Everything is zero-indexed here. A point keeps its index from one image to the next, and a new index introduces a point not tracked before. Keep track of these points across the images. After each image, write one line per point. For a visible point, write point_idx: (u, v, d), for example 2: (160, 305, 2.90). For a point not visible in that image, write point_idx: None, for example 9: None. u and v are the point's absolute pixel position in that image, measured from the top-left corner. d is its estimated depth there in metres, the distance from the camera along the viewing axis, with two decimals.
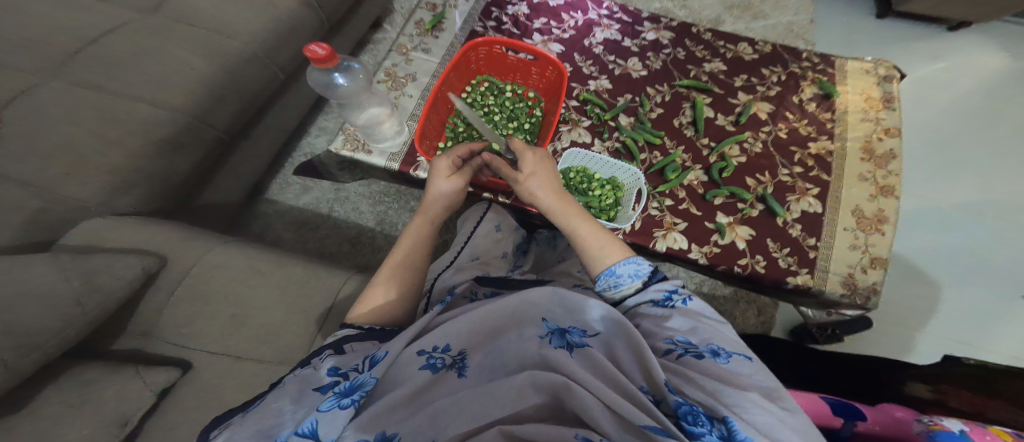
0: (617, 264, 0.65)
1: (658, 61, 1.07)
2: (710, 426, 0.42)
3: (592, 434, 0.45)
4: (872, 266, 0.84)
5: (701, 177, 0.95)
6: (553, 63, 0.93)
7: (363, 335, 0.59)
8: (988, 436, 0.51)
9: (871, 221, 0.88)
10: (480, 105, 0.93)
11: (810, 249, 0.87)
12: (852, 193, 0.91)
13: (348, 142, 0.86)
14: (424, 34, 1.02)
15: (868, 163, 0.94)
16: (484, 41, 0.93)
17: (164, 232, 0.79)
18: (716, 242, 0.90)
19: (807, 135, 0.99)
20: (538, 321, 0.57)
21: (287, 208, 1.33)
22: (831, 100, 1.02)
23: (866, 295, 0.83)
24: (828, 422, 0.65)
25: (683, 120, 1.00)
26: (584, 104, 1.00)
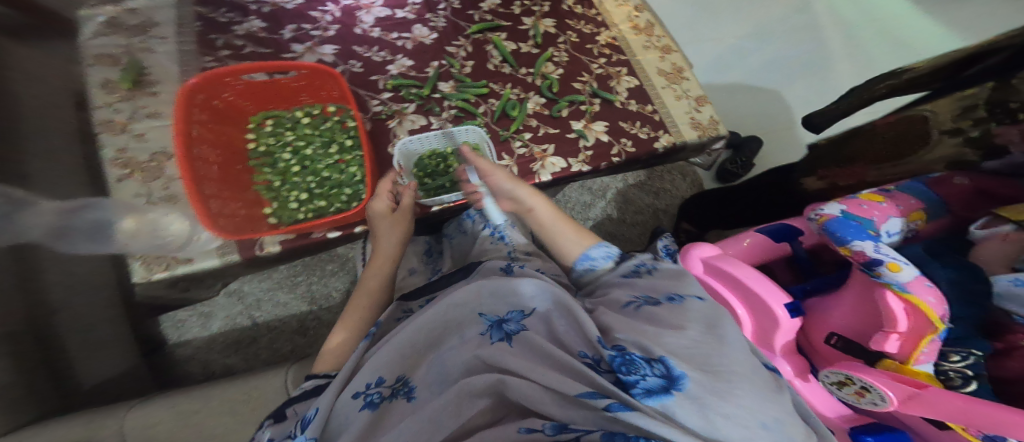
0: (590, 250, 0.68)
1: (441, 19, 1.05)
2: (646, 370, 0.41)
3: (535, 424, 0.41)
4: (702, 105, 0.96)
5: (539, 101, 0.97)
6: (321, 68, 0.85)
7: (309, 393, 0.51)
8: (864, 206, 0.64)
9: (674, 73, 1.00)
10: (281, 146, 0.87)
11: (653, 113, 0.94)
12: (647, 61, 1.02)
13: (151, 265, 0.76)
14: (133, 95, 0.90)
15: (641, 36, 1.05)
16: (207, 77, 0.79)
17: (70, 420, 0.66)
18: (585, 147, 0.92)
19: (591, 32, 1.06)
20: (475, 319, 0.53)
21: (204, 341, 1.24)
22: (587, 0, 1.11)
23: (713, 128, 0.93)
24: (780, 250, 0.79)
25: (495, 62, 1.01)
26: (397, 90, 0.97)
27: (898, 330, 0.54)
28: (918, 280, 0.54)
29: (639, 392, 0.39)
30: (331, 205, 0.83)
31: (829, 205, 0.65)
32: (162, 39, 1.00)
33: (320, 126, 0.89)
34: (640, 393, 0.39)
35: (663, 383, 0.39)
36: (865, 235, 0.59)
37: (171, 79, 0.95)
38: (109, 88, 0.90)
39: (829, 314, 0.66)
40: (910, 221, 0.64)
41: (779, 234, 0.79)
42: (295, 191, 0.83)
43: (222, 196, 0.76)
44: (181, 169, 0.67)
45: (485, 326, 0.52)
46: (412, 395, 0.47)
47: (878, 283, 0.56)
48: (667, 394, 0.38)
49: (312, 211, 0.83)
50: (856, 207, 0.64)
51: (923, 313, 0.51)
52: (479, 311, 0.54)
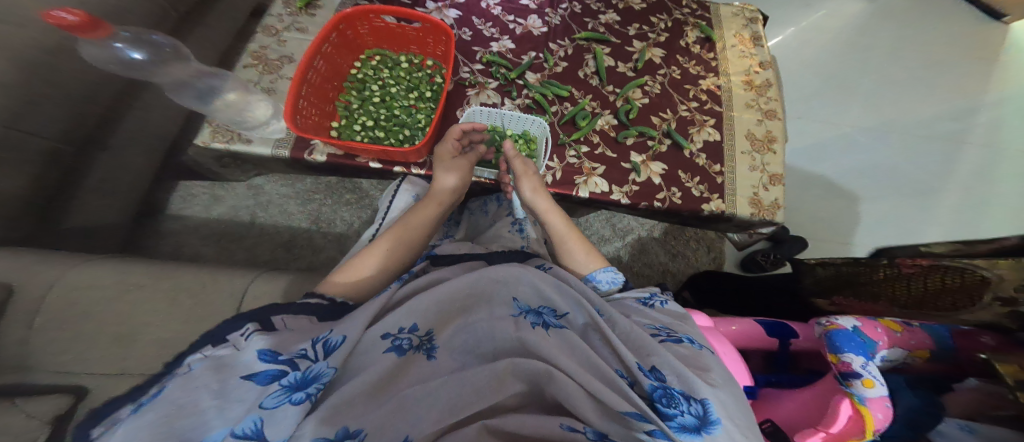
0: (598, 270, 0.72)
1: (557, 17, 1.10)
2: (685, 407, 0.48)
3: (576, 423, 0.50)
4: (773, 184, 0.94)
5: (611, 121, 0.99)
6: (443, 30, 0.88)
7: (303, 309, 0.56)
8: (878, 328, 0.59)
9: (763, 142, 0.98)
10: (374, 79, 0.89)
11: (715, 175, 0.95)
12: (743, 119, 1.01)
13: (218, 134, 0.75)
14: (298, 12, 0.92)
15: (750, 92, 1.05)
16: (356, 10, 0.85)
17: (11, 257, 0.67)
18: (634, 181, 0.93)
19: (697, 73, 1.07)
20: (508, 301, 0.60)
21: (199, 222, 1.22)
22: (711, 41, 1.11)
23: (771, 211, 0.92)
24: (767, 344, 0.75)
25: (587, 71, 1.04)
26: (489, 66, 1.00)
27: (826, 430, 0.51)
28: (881, 399, 0.50)
29: (675, 425, 0.47)
30: (387, 139, 0.85)
31: (845, 318, 0.60)
32: None
33: (413, 73, 0.91)
34: (676, 426, 0.47)
35: (697, 424, 0.46)
36: (864, 350, 0.55)
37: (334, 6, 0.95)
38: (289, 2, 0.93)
39: (780, 406, 0.61)
40: (908, 355, 0.59)
41: (774, 331, 0.75)
42: (365, 116, 0.85)
43: (310, 99, 0.79)
44: (296, 70, 0.73)
45: (518, 310, 0.60)
46: (433, 353, 0.56)
47: (843, 390, 0.54)
48: (696, 435, 0.46)
49: (369, 138, 0.84)
50: (869, 326, 0.59)
51: (861, 419, 0.49)
52: (513, 296, 0.61)
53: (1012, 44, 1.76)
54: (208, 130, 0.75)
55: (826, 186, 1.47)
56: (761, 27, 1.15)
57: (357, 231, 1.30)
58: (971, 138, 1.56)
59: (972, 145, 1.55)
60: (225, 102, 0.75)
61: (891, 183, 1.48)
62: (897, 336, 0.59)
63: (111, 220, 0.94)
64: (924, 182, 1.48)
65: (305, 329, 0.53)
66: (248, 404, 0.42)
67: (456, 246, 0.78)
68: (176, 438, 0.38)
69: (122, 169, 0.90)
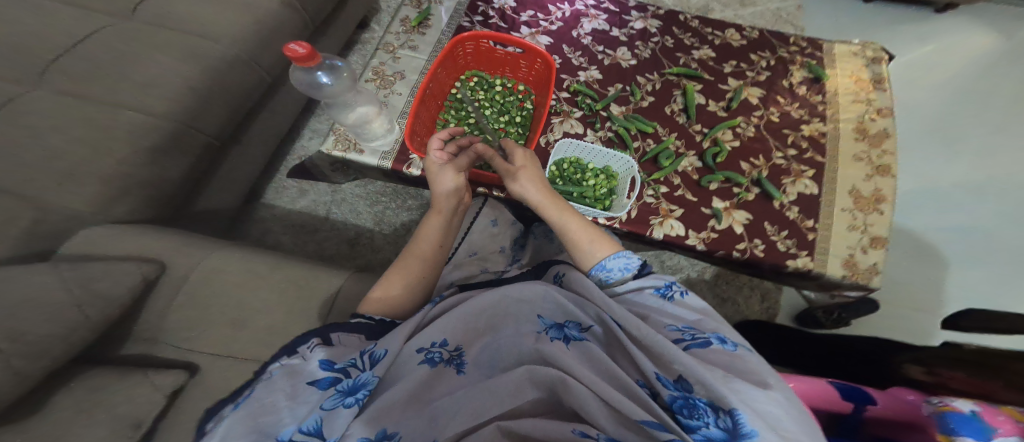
0: (608, 259, 0.66)
1: (647, 50, 1.10)
2: (710, 419, 0.44)
3: (589, 430, 0.49)
4: (872, 247, 0.87)
5: (695, 163, 0.97)
6: (541, 54, 0.91)
7: (360, 327, 0.59)
8: (1000, 417, 0.49)
9: (868, 200, 0.92)
10: (471, 100, 0.92)
11: (807, 231, 0.90)
12: (847, 173, 0.96)
13: (339, 142, 0.81)
14: (411, 31, 1.00)
15: (861, 143, 0.99)
16: (471, 34, 0.90)
17: (152, 236, 0.76)
18: (713, 228, 0.91)
19: (799, 117, 1.03)
20: (534, 319, 0.60)
21: (284, 212, 1.30)
22: (820, 82, 1.08)
23: (866, 275, 0.85)
24: (838, 407, 0.64)
25: (674, 107, 1.03)
26: (575, 95, 1.02)
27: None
28: None
29: (700, 437, 0.43)
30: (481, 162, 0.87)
31: (964, 400, 0.54)
32: None
33: (506, 97, 0.94)
34: (699, 439, 0.43)
35: (724, 437, 0.41)
36: (981, 433, 0.47)
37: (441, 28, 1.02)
38: (405, 22, 1.01)
39: None
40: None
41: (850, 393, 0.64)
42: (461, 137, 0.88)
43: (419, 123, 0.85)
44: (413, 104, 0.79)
45: (542, 327, 0.59)
46: (462, 367, 0.58)
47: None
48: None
49: None
50: (991, 414, 0.49)
51: None
52: (538, 313, 0.60)
53: None
54: (332, 139, 0.81)
55: None
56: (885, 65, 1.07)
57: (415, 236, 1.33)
58: None
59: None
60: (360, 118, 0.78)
61: None
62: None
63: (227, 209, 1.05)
64: None
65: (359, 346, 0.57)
66: (312, 406, 0.47)
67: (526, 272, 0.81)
68: (260, 432, 0.45)
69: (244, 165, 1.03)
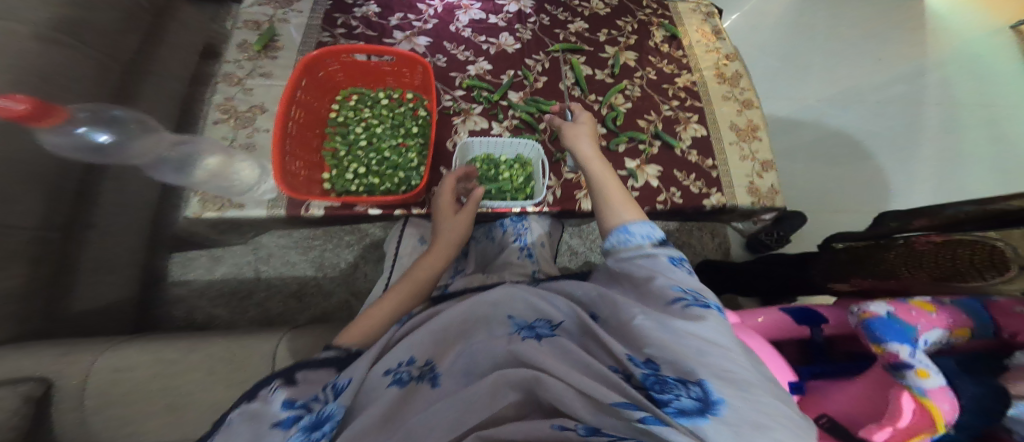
0: (635, 221, 0.58)
1: (528, 31, 1.11)
2: (681, 391, 0.39)
3: (567, 421, 0.43)
4: (765, 170, 0.95)
5: (600, 130, 0.99)
6: (416, 60, 0.88)
7: (328, 361, 0.51)
8: (913, 312, 0.51)
9: (747, 130, 1.00)
10: (356, 121, 0.88)
11: (711, 169, 0.95)
12: (722, 112, 1.02)
13: (207, 203, 0.75)
14: (257, 56, 0.96)
15: (723, 86, 1.06)
16: (323, 52, 0.83)
17: (32, 349, 0.65)
18: (633, 187, 0.92)
19: (670, 73, 1.08)
20: (504, 320, 0.57)
21: (203, 284, 1.20)
22: (677, 39, 1.13)
23: (769, 197, 0.92)
24: (798, 332, 0.72)
25: (568, 83, 1.05)
26: (470, 90, 1.00)
27: (893, 425, 0.44)
28: (941, 388, 0.44)
29: (672, 411, 0.38)
30: (383, 184, 0.83)
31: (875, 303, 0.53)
32: (299, 14, 1.04)
33: (396, 109, 0.91)
34: (672, 412, 0.38)
35: (697, 407, 0.37)
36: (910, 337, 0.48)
37: (293, 46, 0.99)
38: (243, 49, 0.96)
39: (832, 399, 0.55)
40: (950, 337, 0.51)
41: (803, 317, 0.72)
42: (356, 163, 0.84)
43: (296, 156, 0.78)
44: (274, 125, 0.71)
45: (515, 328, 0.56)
46: (437, 380, 0.52)
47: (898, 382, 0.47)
48: (702, 418, 0.36)
49: (364, 186, 0.83)
50: (903, 311, 0.51)
51: (929, 416, 0.43)
52: (508, 314, 0.57)
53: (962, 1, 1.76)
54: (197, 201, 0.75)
55: (828, 153, 1.46)
56: (719, 19, 1.18)
57: (360, 270, 1.28)
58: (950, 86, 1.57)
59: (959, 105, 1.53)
60: (207, 170, 0.75)
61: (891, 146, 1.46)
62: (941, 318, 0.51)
63: (125, 299, 0.94)
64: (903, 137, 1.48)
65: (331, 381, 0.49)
66: None
67: (469, 280, 0.76)
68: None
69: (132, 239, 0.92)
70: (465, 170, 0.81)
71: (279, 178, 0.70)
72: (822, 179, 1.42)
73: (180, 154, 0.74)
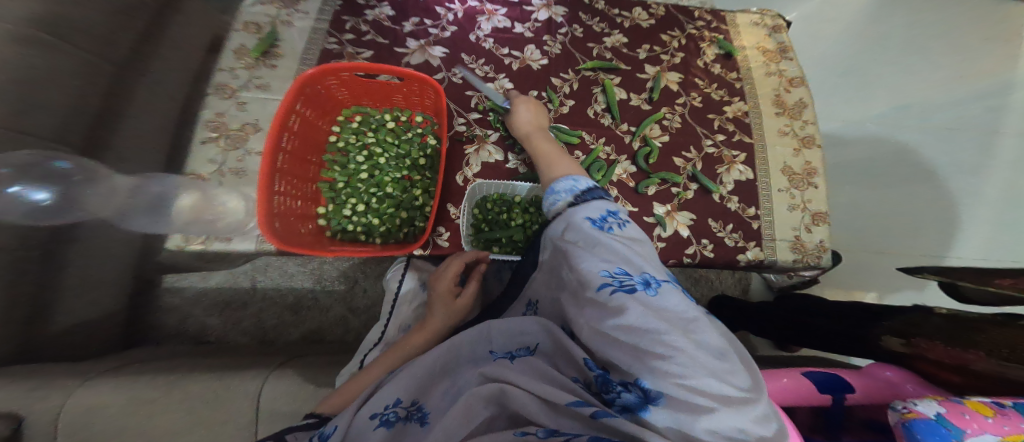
0: (557, 183, 0.58)
1: (557, 44, 1.03)
2: (623, 388, 0.41)
3: (530, 428, 0.42)
4: (815, 224, 0.87)
5: (629, 168, 0.91)
6: (426, 81, 0.81)
7: (310, 425, 0.50)
8: (966, 416, 0.43)
9: (801, 176, 0.91)
10: (359, 148, 0.82)
11: (750, 220, 0.87)
12: (777, 150, 0.94)
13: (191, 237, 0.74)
14: (254, 64, 0.91)
15: (783, 118, 0.97)
16: (318, 70, 0.75)
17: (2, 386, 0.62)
18: (660, 237, 0.84)
19: (720, 99, 0.99)
20: (487, 357, 0.54)
21: (196, 293, 1.16)
22: (733, 58, 1.04)
23: (815, 254, 0.86)
24: (818, 401, 0.61)
25: (597, 108, 0.97)
26: (486, 114, 0.93)
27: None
28: None
29: (617, 408, 0.40)
30: (383, 224, 0.77)
31: (926, 402, 0.46)
32: (306, 15, 0.98)
33: (403, 133, 0.84)
34: (620, 410, 0.40)
35: (640, 403, 0.39)
36: None
37: (295, 57, 0.94)
38: (241, 55, 0.92)
39: None
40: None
41: (823, 383, 0.63)
42: (354, 198, 0.78)
43: (287, 192, 0.73)
44: (263, 163, 0.65)
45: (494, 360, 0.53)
46: (425, 420, 0.49)
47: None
48: (646, 409, 0.39)
49: (362, 225, 0.77)
50: (953, 415, 0.44)
51: None
52: (490, 350, 0.55)
53: None
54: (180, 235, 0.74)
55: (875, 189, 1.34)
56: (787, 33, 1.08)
57: (362, 286, 1.24)
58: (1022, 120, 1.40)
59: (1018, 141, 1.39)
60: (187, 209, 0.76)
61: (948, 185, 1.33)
62: (999, 425, 0.42)
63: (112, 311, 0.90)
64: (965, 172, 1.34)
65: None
66: None
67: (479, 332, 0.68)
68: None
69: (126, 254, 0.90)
70: (477, 257, 0.73)
71: (270, 226, 0.65)
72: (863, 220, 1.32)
73: (146, 200, 0.82)
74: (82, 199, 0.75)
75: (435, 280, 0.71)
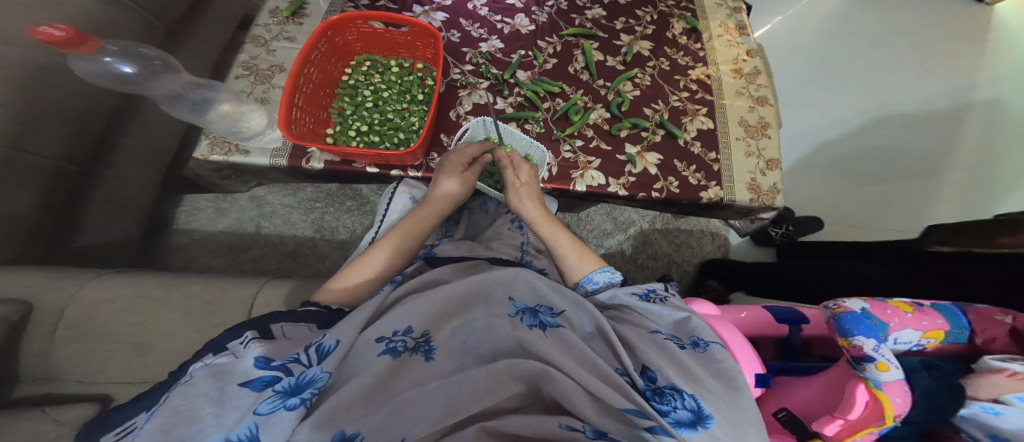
0: (593, 272, 0.69)
1: (544, 14, 1.12)
2: (678, 403, 0.45)
3: (575, 422, 0.47)
4: (770, 169, 0.95)
5: (604, 115, 1.00)
6: (430, 31, 0.91)
7: (302, 318, 0.54)
8: (888, 310, 0.55)
9: (756, 127, 1.00)
10: (366, 85, 0.92)
11: (712, 162, 0.96)
12: (735, 106, 1.03)
13: (216, 147, 0.79)
14: (285, 22, 0.97)
15: (739, 80, 1.07)
16: (342, 17, 0.87)
17: (29, 275, 0.68)
18: (630, 172, 0.93)
19: (685, 64, 1.09)
20: (505, 302, 0.58)
21: (206, 235, 1.24)
22: (697, 32, 1.14)
23: (770, 195, 0.93)
24: (776, 332, 0.72)
25: (577, 66, 1.07)
26: (479, 66, 1.03)
27: (845, 417, 0.49)
28: (898, 382, 0.47)
29: (670, 421, 0.44)
30: (382, 143, 0.88)
31: (852, 298, 0.56)
32: None
33: (405, 77, 0.94)
34: (671, 422, 0.44)
35: (692, 419, 0.44)
36: (876, 334, 0.51)
37: (320, 15, 1.00)
38: (275, 14, 0.98)
39: (792, 393, 0.59)
40: (924, 338, 0.55)
41: (784, 317, 0.72)
42: (360, 122, 0.88)
43: (305, 110, 0.82)
44: (286, 80, 0.75)
45: (515, 310, 0.57)
46: (431, 354, 0.52)
47: (857, 375, 0.51)
48: (693, 429, 0.43)
49: (365, 144, 0.88)
50: (878, 308, 0.55)
51: (880, 408, 0.47)
52: (510, 297, 0.59)
53: (999, 22, 1.71)
54: (206, 143, 0.79)
55: (835, 165, 1.46)
56: (746, 14, 1.17)
57: (360, 236, 1.30)
58: (970, 113, 1.53)
59: (973, 123, 1.51)
60: (219, 113, 0.79)
61: (899, 167, 1.46)
62: (915, 320, 0.54)
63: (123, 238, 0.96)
64: (915, 156, 1.47)
65: (303, 337, 0.51)
66: (242, 411, 0.40)
67: (457, 246, 0.78)
68: None
69: (143, 187, 0.97)
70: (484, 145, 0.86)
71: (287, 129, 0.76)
72: (826, 191, 1.43)
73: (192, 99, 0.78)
74: (150, 83, 0.76)
75: (452, 153, 0.82)
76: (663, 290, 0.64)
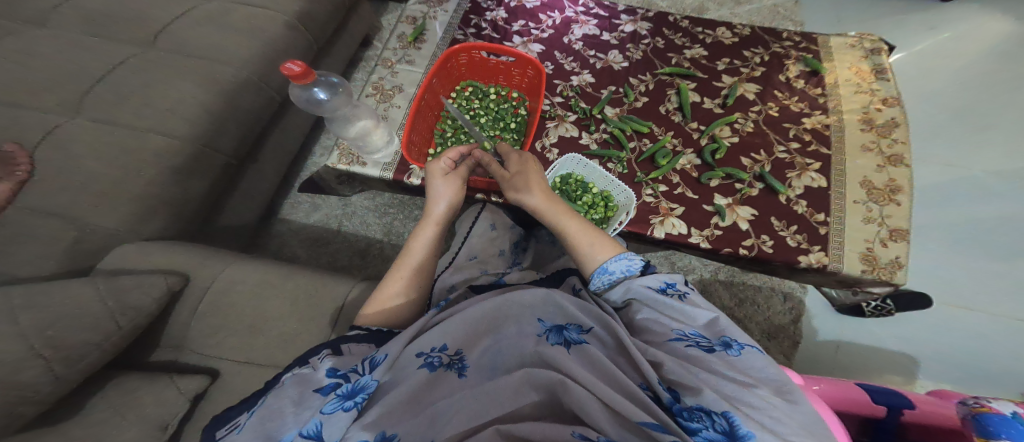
0: (608, 261, 0.60)
1: (638, 52, 1.12)
2: (706, 422, 0.39)
3: (589, 432, 0.41)
4: (893, 240, 0.85)
5: (694, 161, 0.97)
6: (531, 62, 0.96)
7: (364, 337, 0.56)
8: None
9: (883, 191, 0.91)
10: (466, 109, 0.97)
11: (818, 224, 0.88)
12: (860, 165, 0.94)
13: (343, 156, 0.88)
14: (408, 46, 1.06)
15: (869, 133, 0.98)
16: (461, 47, 0.96)
17: (176, 253, 0.79)
18: (716, 225, 0.89)
19: (798, 111, 1.03)
20: (534, 323, 0.54)
21: (300, 226, 1.36)
22: (818, 75, 1.07)
23: (888, 270, 0.82)
24: (870, 412, 0.62)
25: (669, 107, 1.04)
26: (568, 99, 1.04)
27: None
28: None
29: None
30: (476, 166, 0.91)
31: (1002, 400, 0.50)
32: (446, 13, 1.15)
33: (501, 105, 0.99)
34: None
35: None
36: None
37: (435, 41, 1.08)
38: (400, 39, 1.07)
39: None
40: None
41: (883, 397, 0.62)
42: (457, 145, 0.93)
43: (416, 129, 0.90)
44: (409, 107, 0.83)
45: (542, 330, 0.53)
46: (463, 371, 0.50)
47: None
48: None
49: None
50: None
51: None
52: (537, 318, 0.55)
53: None
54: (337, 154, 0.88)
55: None
56: (886, 56, 1.09)
57: None
58: None
59: None
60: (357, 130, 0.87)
61: None
62: None
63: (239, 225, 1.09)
64: None
65: None
66: (313, 410, 0.43)
67: (522, 276, 0.77)
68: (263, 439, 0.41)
69: (260, 182, 1.10)
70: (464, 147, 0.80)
71: (408, 150, 0.88)
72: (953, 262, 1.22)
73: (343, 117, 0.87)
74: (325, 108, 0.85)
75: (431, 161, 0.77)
76: (686, 282, 0.55)
